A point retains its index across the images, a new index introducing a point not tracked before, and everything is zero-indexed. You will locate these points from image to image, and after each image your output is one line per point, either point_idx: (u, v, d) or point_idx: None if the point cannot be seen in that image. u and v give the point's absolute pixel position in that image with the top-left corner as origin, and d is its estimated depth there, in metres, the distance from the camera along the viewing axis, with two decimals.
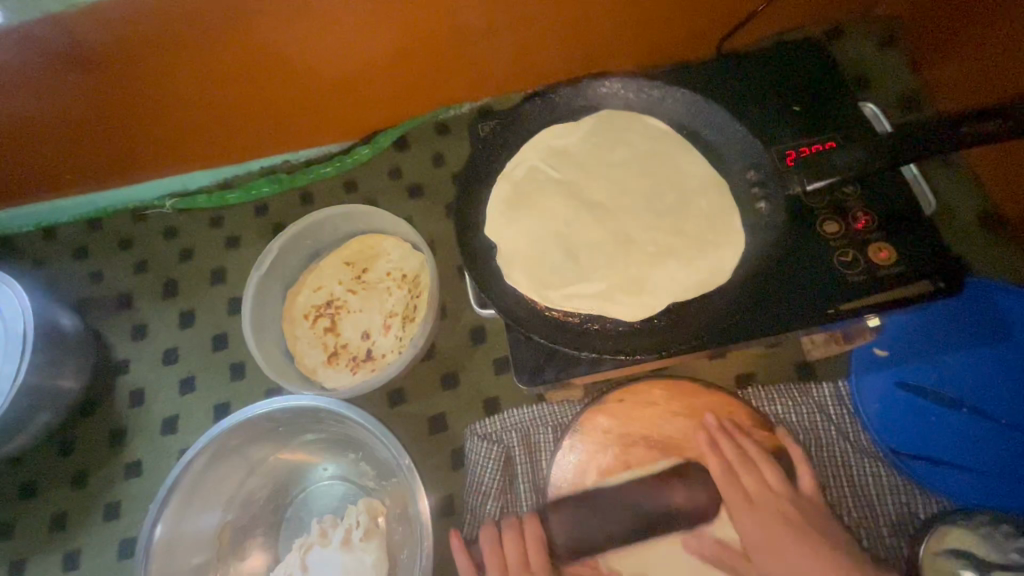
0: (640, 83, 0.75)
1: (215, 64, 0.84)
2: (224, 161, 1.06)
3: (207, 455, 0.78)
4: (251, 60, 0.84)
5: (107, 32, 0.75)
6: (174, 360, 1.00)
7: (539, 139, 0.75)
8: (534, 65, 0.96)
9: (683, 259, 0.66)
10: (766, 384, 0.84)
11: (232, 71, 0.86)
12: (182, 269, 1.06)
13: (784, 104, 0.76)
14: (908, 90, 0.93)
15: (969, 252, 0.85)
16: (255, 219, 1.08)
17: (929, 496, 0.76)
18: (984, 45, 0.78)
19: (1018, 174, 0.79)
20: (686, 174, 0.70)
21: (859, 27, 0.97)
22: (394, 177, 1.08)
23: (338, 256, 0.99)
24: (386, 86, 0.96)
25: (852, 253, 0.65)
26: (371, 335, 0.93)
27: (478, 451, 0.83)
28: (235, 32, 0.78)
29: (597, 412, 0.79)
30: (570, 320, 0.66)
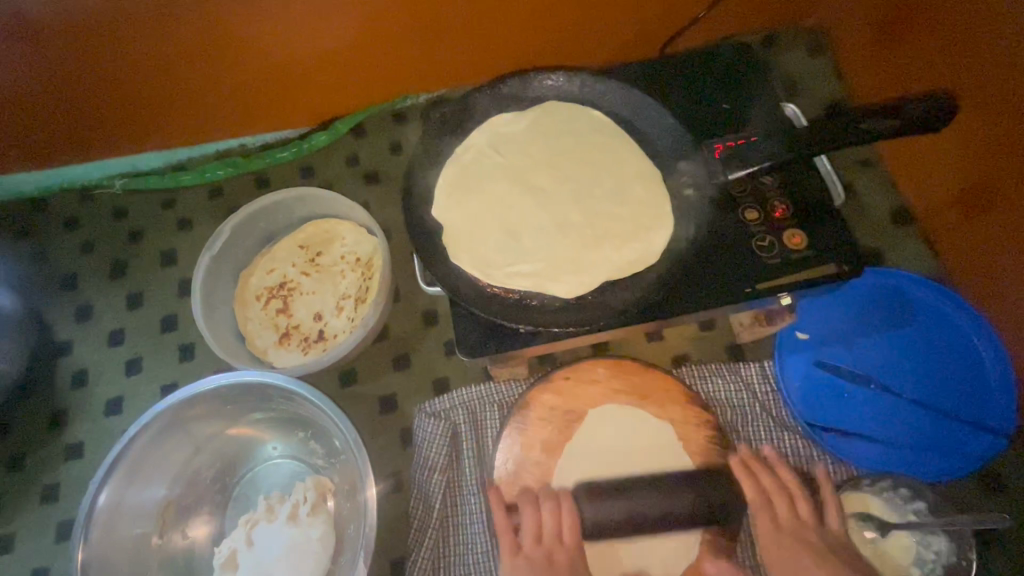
0: (582, 77, 0.80)
1: (165, 39, 0.84)
2: (176, 142, 1.05)
3: (153, 430, 0.79)
4: (201, 36, 0.84)
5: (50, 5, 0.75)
6: (120, 341, 0.98)
7: (488, 126, 0.78)
8: (489, 56, 1.00)
9: (618, 241, 0.71)
10: (700, 364, 0.90)
11: (183, 47, 0.86)
12: (131, 250, 1.04)
13: (717, 100, 0.81)
14: (834, 96, 1.01)
15: (882, 245, 0.93)
16: (208, 202, 1.08)
17: (840, 465, 0.83)
18: (901, 47, 0.87)
19: (926, 171, 0.89)
20: (624, 161, 0.75)
21: (791, 36, 1.06)
22: (351, 164, 1.09)
23: (292, 239, 0.99)
24: (343, 74, 0.98)
25: (770, 238, 0.70)
26: (323, 317, 0.94)
27: (426, 428, 0.86)
28: (188, 12, 0.79)
29: (539, 390, 0.83)
30: (511, 296, 0.69)
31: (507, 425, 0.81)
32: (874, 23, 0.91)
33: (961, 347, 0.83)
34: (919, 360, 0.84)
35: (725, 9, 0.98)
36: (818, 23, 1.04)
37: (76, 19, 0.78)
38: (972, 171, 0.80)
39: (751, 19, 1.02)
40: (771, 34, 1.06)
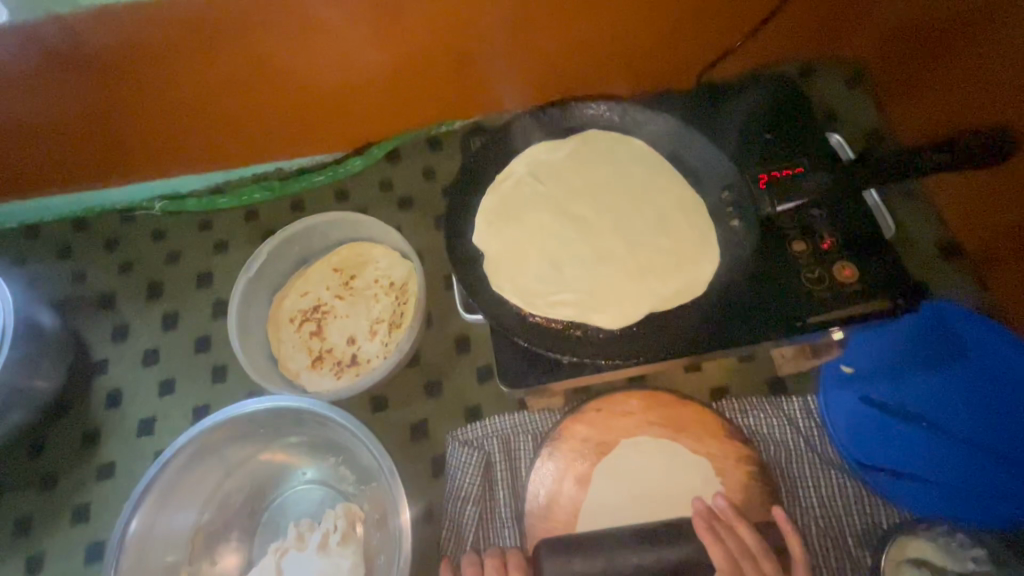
0: (623, 107, 0.80)
1: (210, 62, 0.86)
2: (216, 165, 1.07)
3: (187, 454, 0.79)
4: (245, 59, 0.87)
5: (113, 31, 0.79)
6: (154, 362, 0.99)
7: (528, 154, 0.79)
8: (524, 84, 1.01)
9: (662, 272, 0.70)
10: (739, 397, 0.87)
11: (228, 70, 0.88)
12: (168, 271, 1.06)
13: (759, 130, 0.81)
14: (873, 125, 1.00)
15: (928, 277, 0.91)
16: (244, 224, 1.09)
17: (890, 507, 0.79)
18: (942, 80, 0.86)
19: (972, 203, 0.86)
20: (667, 191, 0.74)
21: (826, 66, 1.05)
22: (385, 189, 1.10)
23: (327, 262, 1.00)
24: (382, 99, 1.00)
25: (818, 271, 0.68)
26: (356, 341, 0.93)
27: (458, 457, 0.84)
28: (242, 36, 0.83)
29: (575, 421, 0.81)
30: (553, 326, 0.68)
31: (543, 457, 0.79)
32: (913, 56, 0.91)
33: (1015, 385, 0.80)
34: (972, 398, 0.81)
35: (760, 40, 0.98)
36: (854, 53, 1.03)
37: (136, 44, 0.81)
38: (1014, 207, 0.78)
39: (786, 49, 1.02)
40: (806, 64, 1.05)
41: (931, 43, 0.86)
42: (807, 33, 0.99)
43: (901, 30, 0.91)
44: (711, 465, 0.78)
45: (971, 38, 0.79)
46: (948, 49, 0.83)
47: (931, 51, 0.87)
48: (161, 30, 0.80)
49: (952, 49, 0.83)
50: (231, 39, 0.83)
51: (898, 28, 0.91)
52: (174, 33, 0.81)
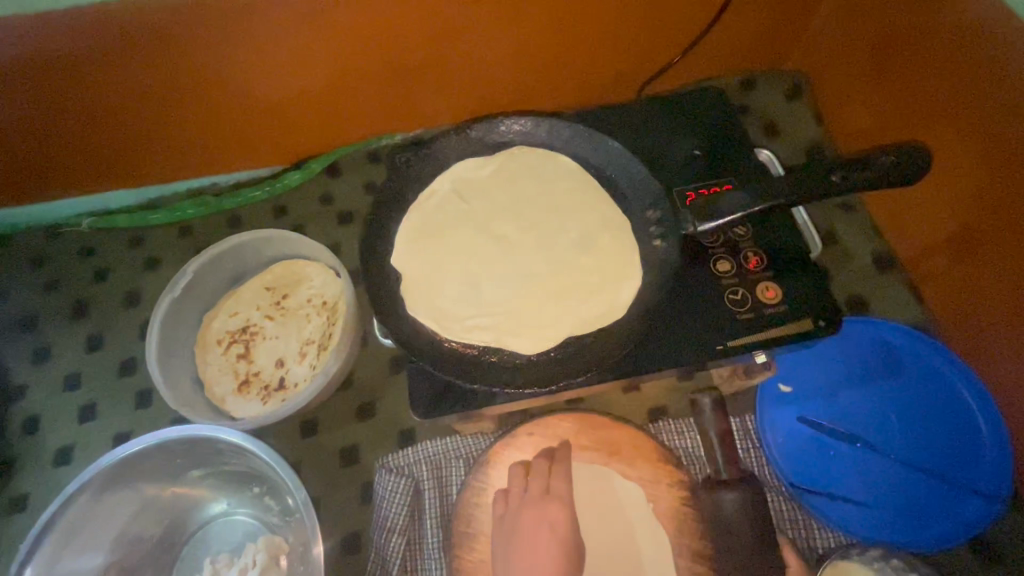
0: (547, 122, 0.77)
1: (131, 72, 0.83)
2: (146, 180, 1.03)
3: (93, 488, 0.75)
4: (166, 69, 0.83)
5: (27, 39, 0.76)
6: (76, 386, 0.94)
7: (452, 171, 0.76)
8: (463, 96, 0.99)
9: (582, 295, 0.68)
10: (678, 417, 0.85)
11: (150, 80, 0.85)
12: (95, 290, 1.01)
13: (689, 146, 0.79)
14: (816, 138, 0.99)
15: (868, 292, 0.90)
16: (176, 240, 1.05)
17: (826, 530, 0.78)
18: (881, 92, 0.87)
19: (909, 217, 0.86)
20: (591, 209, 0.72)
21: (771, 78, 1.04)
22: (324, 203, 1.06)
23: (259, 280, 0.97)
24: (319, 113, 0.97)
25: (742, 292, 0.67)
26: (285, 363, 0.90)
27: (386, 485, 0.81)
28: (164, 48, 0.80)
29: (505, 446, 0.78)
30: (469, 352, 0.66)
31: (471, 484, 0.77)
32: (853, 69, 0.91)
33: (952, 404, 0.79)
34: (909, 417, 0.80)
35: (702, 52, 0.97)
36: (797, 66, 1.03)
37: (52, 55, 0.79)
38: (953, 220, 0.78)
39: (729, 61, 1.02)
40: (750, 77, 1.05)
41: (875, 55, 0.86)
42: (748, 45, 0.98)
43: (844, 41, 0.91)
44: (643, 490, 0.75)
45: (915, 51, 0.79)
46: (886, 62, 0.84)
47: (870, 64, 0.87)
48: (78, 40, 0.77)
49: (889, 61, 0.83)
50: (152, 50, 0.80)
51: (841, 40, 0.91)
52: (91, 44, 0.78)
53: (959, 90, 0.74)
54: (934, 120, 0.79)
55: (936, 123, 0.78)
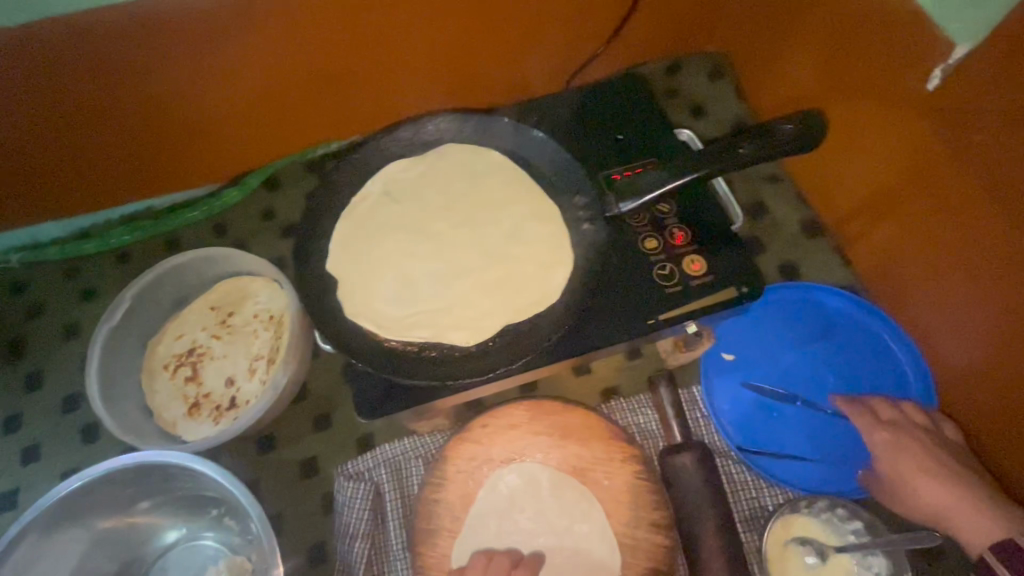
0: (475, 118, 0.79)
1: (46, 98, 0.81)
2: (76, 210, 1.00)
3: (39, 527, 0.73)
4: (82, 91, 0.81)
5: None
6: (17, 427, 0.91)
7: (383, 174, 0.77)
8: (395, 99, 0.99)
9: (517, 284, 0.69)
10: (629, 395, 0.88)
11: (67, 103, 0.82)
12: (30, 327, 0.98)
13: (614, 132, 0.81)
14: (740, 116, 1.04)
15: (799, 258, 0.94)
16: (114, 269, 1.02)
17: (776, 488, 0.81)
18: (796, 66, 0.91)
19: (831, 183, 0.90)
20: (521, 200, 0.74)
21: (695, 61, 1.08)
22: (265, 218, 1.05)
23: (203, 301, 0.95)
24: (250, 127, 0.96)
25: (669, 267, 0.69)
26: (235, 382, 0.89)
27: (347, 492, 0.81)
28: (81, 71, 0.79)
29: (460, 441, 0.79)
30: (409, 349, 0.67)
31: (429, 482, 0.77)
32: (769, 45, 0.95)
33: (881, 353, 0.84)
34: (845, 372, 0.85)
35: (626, 39, 1.00)
36: (718, 48, 1.07)
37: None
38: (869, 182, 0.83)
39: (653, 46, 1.04)
40: (675, 61, 1.08)
41: (786, 29, 0.90)
42: (669, 30, 1.02)
43: (756, 19, 0.95)
44: (599, 469, 0.77)
45: (821, 23, 0.83)
46: (796, 37, 0.88)
47: (783, 40, 0.91)
48: None
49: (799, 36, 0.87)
50: (68, 73, 0.78)
51: (757, 17, 0.95)
52: (0, 72, 0.76)
53: (863, 58, 0.78)
54: (842, 87, 0.83)
55: (844, 91, 0.83)
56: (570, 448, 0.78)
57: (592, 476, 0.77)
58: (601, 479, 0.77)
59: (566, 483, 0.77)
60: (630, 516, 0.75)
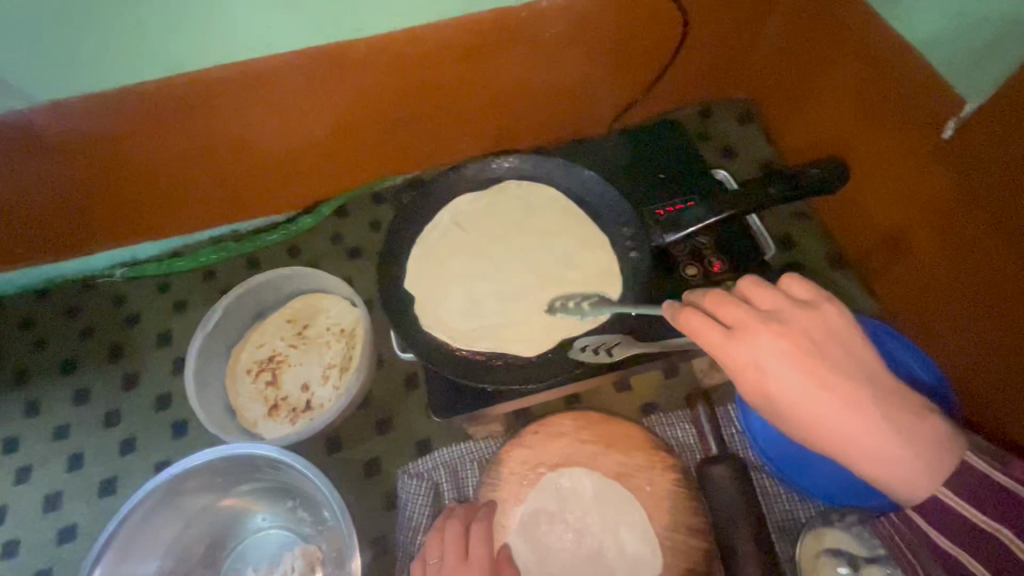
0: (534, 159, 0.90)
1: (166, 137, 0.94)
2: (173, 232, 1.14)
3: (146, 507, 0.83)
4: (194, 131, 0.95)
5: (80, 117, 0.88)
6: (115, 422, 1.03)
7: (453, 206, 0.88)
8: (456, 139, 1.11)
9: (571, 305, 0.78)
10: (668, 410, 0.95)
11: (182, 142, 0.96)
12: (129, 333, 1.11)
13: (656, 171, 0.92)
14: (769, 157, 1.13)
15: (826, 288, 1.01)
16: (202, 284, 1.15)
17: (806, 501, 0.88)
18: (822, 113, 1.00)
19: (854, 219, 0.98)
20: (575, 231, 0.84)
21: (726, 106, 1.18)
22: (335, 242, 1.17)
23: (281, 314, 1.06)
24: (328, 162, 1.09)
25: (709, 292, 0.78)
26: (310, 387, 0.99)
27: (409, 489, 0.90)
28: (199, 115, 0.92)
29: (514, 446, 0.87)
30: (478, 358, 0.76)
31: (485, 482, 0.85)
32: (797, 94, 1.04)
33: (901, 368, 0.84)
34: None
35: (662, 88, 1.12)
36: (748, 95, 1.17)
37: (100, 129, 0.90)
38: (891, 218, 0.91)
39: (688, 92, 1.15)
40: (707, 107, 1.18)
41: (812, 81, 1.00)
42: (703, 80, 1.13)
43: (783, 70, 1.05)
44: (640, 476, 0.84)
45: (844, 75, 0.92)
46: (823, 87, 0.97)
47: (810, 90, 1.01)
48: (124, 114, 0.89)
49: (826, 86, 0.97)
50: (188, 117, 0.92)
51: (784, 68, 1.05)
52: (135, 117, 0.90)
53: (884, 107, 0.87)
54: (864, 134, 0.92)
55: (866, 138, 0.92)
56: (614, 455, 0.85)
57: (634, 482, 0.84)
58: (642, 486, 0.83)
59: (611, 488, 0.84)
60: (669, 520, 0.81)
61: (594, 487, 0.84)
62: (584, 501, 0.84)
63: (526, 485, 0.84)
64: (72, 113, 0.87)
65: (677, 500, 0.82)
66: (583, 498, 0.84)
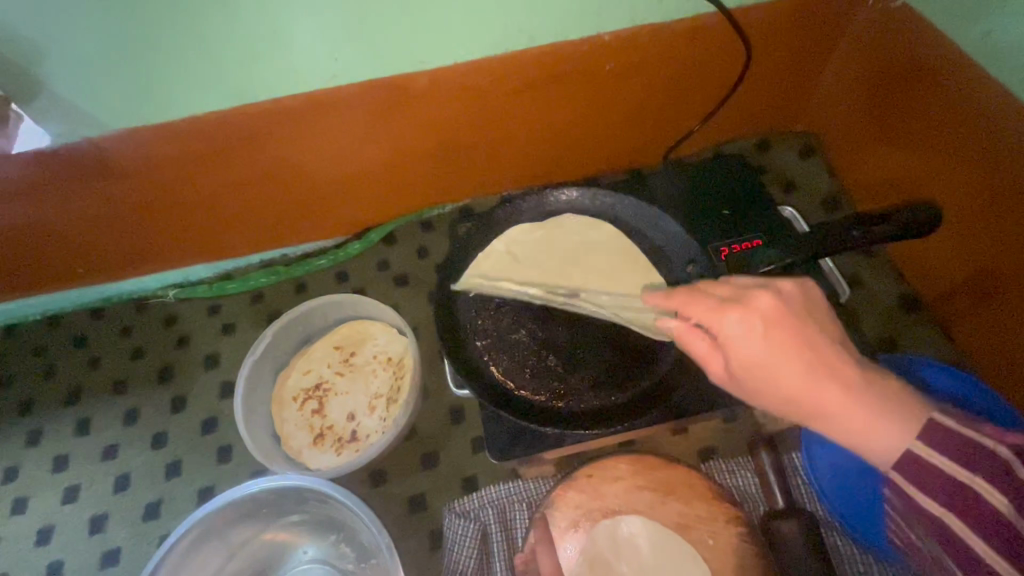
0: (594, 193, 0.89)
1: (225, 164, 0.96)
2: (225, 255, 1.15)
3: (192, 537, 0.82)
4: (253, 160, 0.96)
5: (147, 146, 0.90)
6: (162, 444, 1.03)
7: (508, 236, 0.85)
8: (507, 168, 1.11)
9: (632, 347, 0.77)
10: (727, 457, 0.91)
11: (240, 169, 0.97)
12: (179, 354, 1.12)
13: (718, 208, 0.90)
14: (831, 192, 1.09)
15: (896, 332, 0.96)
16: (251, 307, 1.16)
17: (885, 564, 0.81)
18: (891, 149, 0.96)
19: (927, 260, 0.93)
20: (637, 268, 0.81)
21: (784, 140, 1.15)
22: (382, 268, 1.17)
23: (328, 341, 1.06)
24: (379, 190, 1.10)
25: None
26: (356, 417, 0.98)
27: (456, 529, 0.87)
28: (258, 144, 0.93)
29: (567, 489, 0.83)
30: (536, 399, 0.75)
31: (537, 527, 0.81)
32: (863, 129, 1.01)
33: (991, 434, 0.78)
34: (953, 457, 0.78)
35: (718, 121, 1.10)
36: (807, 128, 1.14)
37: (164, 157, 0.92)
38: (970, 262, 0.85)
39: (745, 125, 1.13)
40: (765, 140, 1.16)
41: (880, 114, 0.96)
42: (760, 114, 1.11)
43: (849, 104, 1.01)
44: (702, 528, 0.79)
45: (917, 110, 0.88)
46: (893, 122, 0.93)
47: (878, 125, 0.97)
48: (187, 143, 0.91)
49: (896, 121, 0.93)
50: (247, 146, 0.93)
51: (847, 101, 1.01)
52: (198, 145, 0.91)
53: (964, 145, 0.82)
54: (941, 173, 0.87)
55: (942, 177, 0.87)
56: (673, 503, 0.81)
57: (696, 534, 0.79)
58: (705, 539, 0.78)
59: (671, 539, 0.79)
60: None
61: (652, 535, 0.79)
62: (641, 550, 0.79)
63: (580, 532, 0.80)
64: (139, 141, 0.89)
65: (743, 557, 0.77)
66: (640, 549, 0.79)
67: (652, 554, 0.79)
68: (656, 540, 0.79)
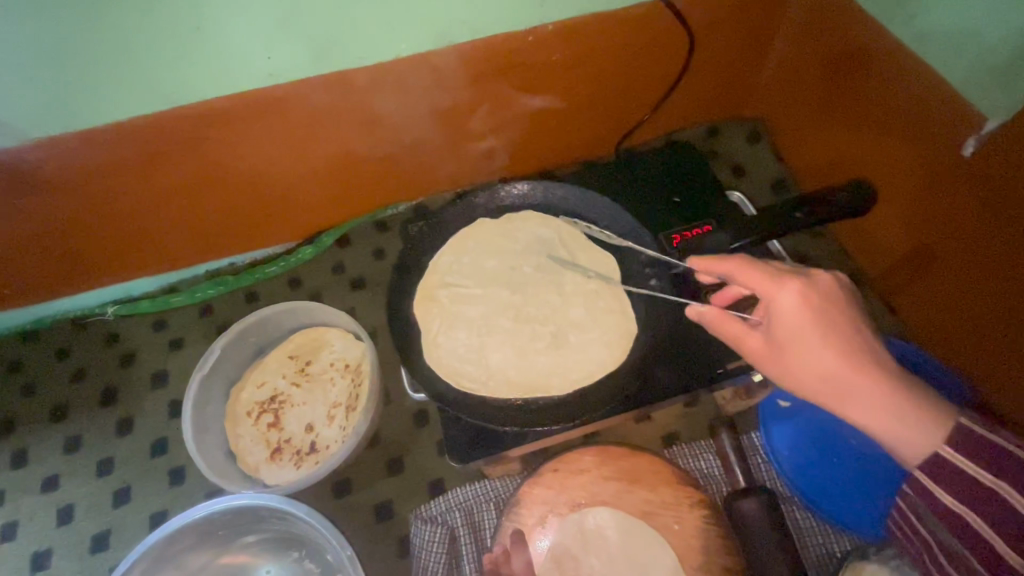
0: (544, 186, 0.89)
1: (158, 172, 0.91)
2: (168, 267, 1.10)
3: (142, 566, 0.78)
4: (188, 166, 0.91)
5: (69, 156, 0.84)
6: (108, 471, 0.97)
7: (461, 235, 0.87)
8: (460, 164, 1.09)
9: (587, 339, 0.79)
10: (691, 441, 0.92)
11: (175, 175, 0.92)
12: (123, 375, 1.06)
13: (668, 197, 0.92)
14: (779, 175, 1.12)
15: None
16: (199, 320, 1.11)
17: (843, 534, 0.84)
18: (833, 131, 0.98)
19: (869, 237, 0.97)
20: (588, 262, 0.84)
21: (732, 125, 1.17)
22: (337, 272, 1.14)
23: (282, 350, 1.02)
24: (329, 192, 1.06)
25: None
26: (315, 428, 0.95)
27: (422, 535, 0.85)
28: (193, 149, 0.89)
29: (533, 485, 0.82)
30: (496, 398, 0.75)
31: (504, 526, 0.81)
32: (806, 111, 1.03)
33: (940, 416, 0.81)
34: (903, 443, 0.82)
35: (667, 110, 1.11)
36: (754, 113, 1.16)
37: (90, 167, 0.86)
38: (910, 237, 0.89)
39: (694, 112, 1.14)
40: (714, 126, 1.17)
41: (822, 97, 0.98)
42: (708, 100, 1.12)
43: (793, 87, 1.03)
44: (667, 514, 0.80)
45: (855, 92, 0.90)
46: (833, 104, 0.96)
47: (820, 107, 0.99)
48: (114, 150, 0.85)
49: (837, 103, 0.95)
50: (181, 151, 0.88)
51: (791, 85, 1.03)
52: (126, 152, 0.86)
53: (900, 125, 0.85)
54: (880, 151, 0.90)
55: (881, 155, 0.90)
56: (638, 491, 0.81)
57: (662, 520, 0.79)
58: (670, 525, 0.79)
59: (637, 527, 0.79)
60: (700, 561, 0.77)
61: (619, 526, 0.79)
62: (609, 541, 0.79)
63: (547, 527, 0.80)
64: (60, 151, 0.83)
65: (708, 539, 0.78)
66: (607, 539, 0.79)
67: (620, 543, 0.79)
68: (623, 530, 0.79)
